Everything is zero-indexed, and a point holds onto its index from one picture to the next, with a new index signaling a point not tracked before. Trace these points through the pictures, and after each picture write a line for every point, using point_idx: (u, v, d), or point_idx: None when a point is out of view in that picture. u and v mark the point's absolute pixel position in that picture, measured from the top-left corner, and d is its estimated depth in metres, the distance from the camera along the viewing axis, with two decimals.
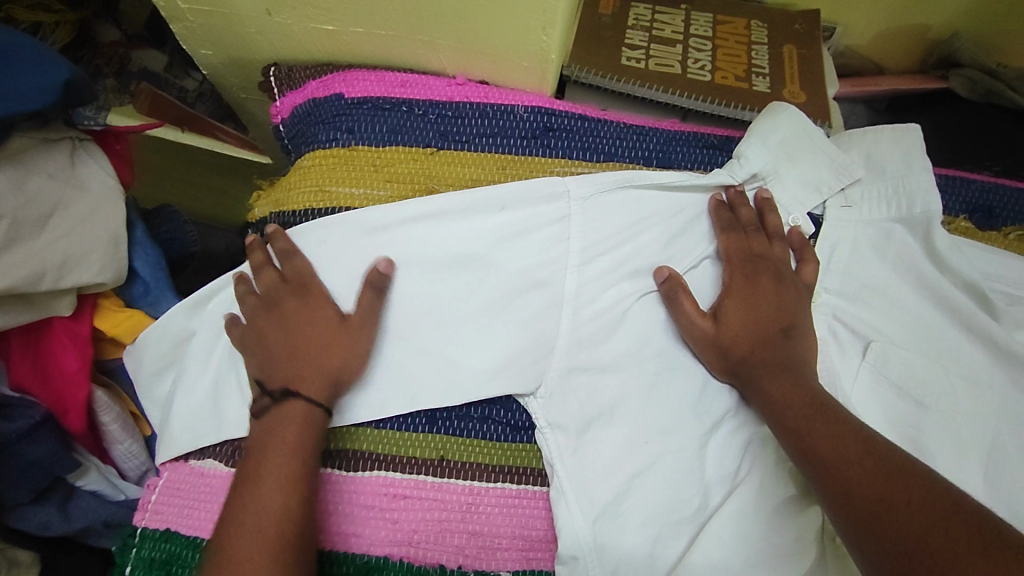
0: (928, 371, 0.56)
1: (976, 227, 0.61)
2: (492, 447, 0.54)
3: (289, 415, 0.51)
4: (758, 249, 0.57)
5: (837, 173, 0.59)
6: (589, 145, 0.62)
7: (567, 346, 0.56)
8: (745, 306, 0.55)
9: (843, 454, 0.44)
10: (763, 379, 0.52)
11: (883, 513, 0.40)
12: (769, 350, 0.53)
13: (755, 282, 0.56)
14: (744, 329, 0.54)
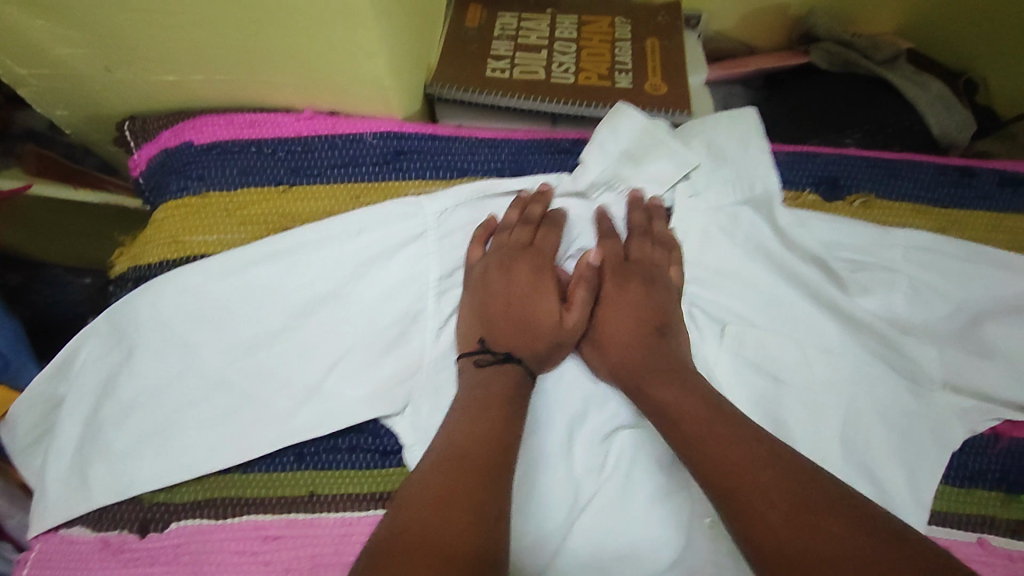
0: (779, 347, 0.59)
1: (823, 199, 0.63)
2: (361, 474, 0.55)
3: (512, 325, 0.57)
4: (639, 254, 0.59)
5: (678, 164, 0.61)
6: (442, 164, 0.62)
7: (434, 366, 0.57)
8: (626, 313, 0.57)
9: (723, 447, 0.46)
10: (651, 384, 0.53)
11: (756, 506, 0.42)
12: (653, 355, 0.55)
13: (625, 285, 0.58)
14: (629, 334, 0.56)
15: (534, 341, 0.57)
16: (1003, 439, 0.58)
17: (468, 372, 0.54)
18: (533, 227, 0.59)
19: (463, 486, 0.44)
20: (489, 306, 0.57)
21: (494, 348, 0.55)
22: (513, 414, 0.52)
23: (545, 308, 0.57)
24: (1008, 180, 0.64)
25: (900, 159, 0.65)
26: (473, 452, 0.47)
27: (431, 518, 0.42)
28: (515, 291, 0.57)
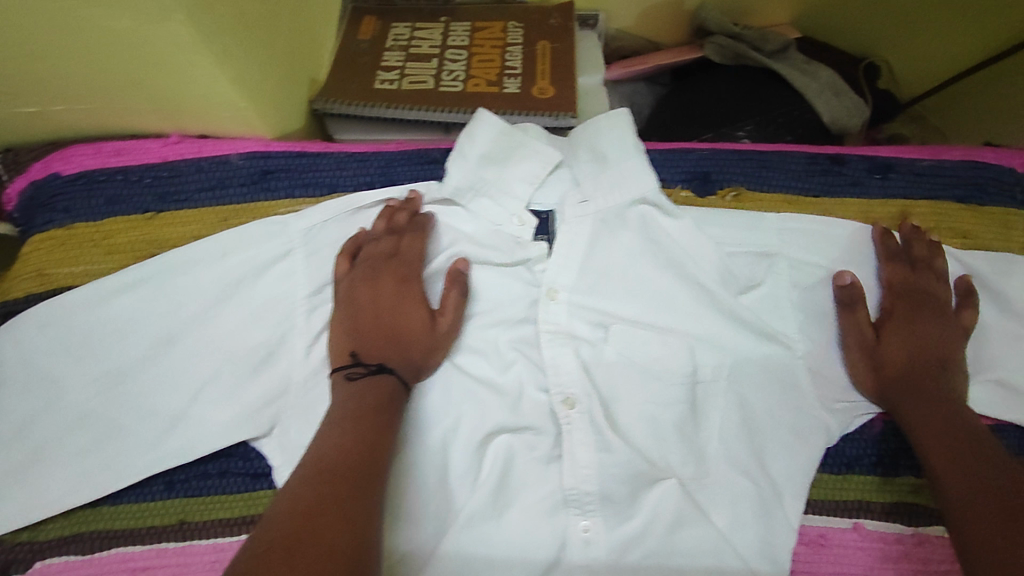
0: (655, 346, 0.59)
1: (696, 195, 0.64)
2: (231, 499, 0.55)
3: (383, 334, 0.56)
4: (926, 286, 0.60)
5: (545, 164, 0.62)
6: (311, 181, 0.63)
7: (302, 387, 0.56)
8: (912, 340, 0.59)
9: (953, 460, 0.51)
10: (908, 403, 0.56)
11: (972, 519, 0.48)
12: (927, 376, 0.57)
13: (921, 319, 0.59)
14: (905, 359, 0.58)
15: (404, 351, 0.56)
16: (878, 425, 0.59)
17: (339, 389, 0.53)
18: (398, 236, 0.60)
19: (334, 505, 0.43)
20: (359, 318, 0.56)
21: (364, 360, 0.54)
22: (385, 422, 0.50)
23: (412, 317, 0.57)
24: (878, 167, 0.65)
25: (772, 151, 0.66)
26: (342, 469, 0.45)
27: (301, 545, 0.39)
28: (381, 301, 0.57)
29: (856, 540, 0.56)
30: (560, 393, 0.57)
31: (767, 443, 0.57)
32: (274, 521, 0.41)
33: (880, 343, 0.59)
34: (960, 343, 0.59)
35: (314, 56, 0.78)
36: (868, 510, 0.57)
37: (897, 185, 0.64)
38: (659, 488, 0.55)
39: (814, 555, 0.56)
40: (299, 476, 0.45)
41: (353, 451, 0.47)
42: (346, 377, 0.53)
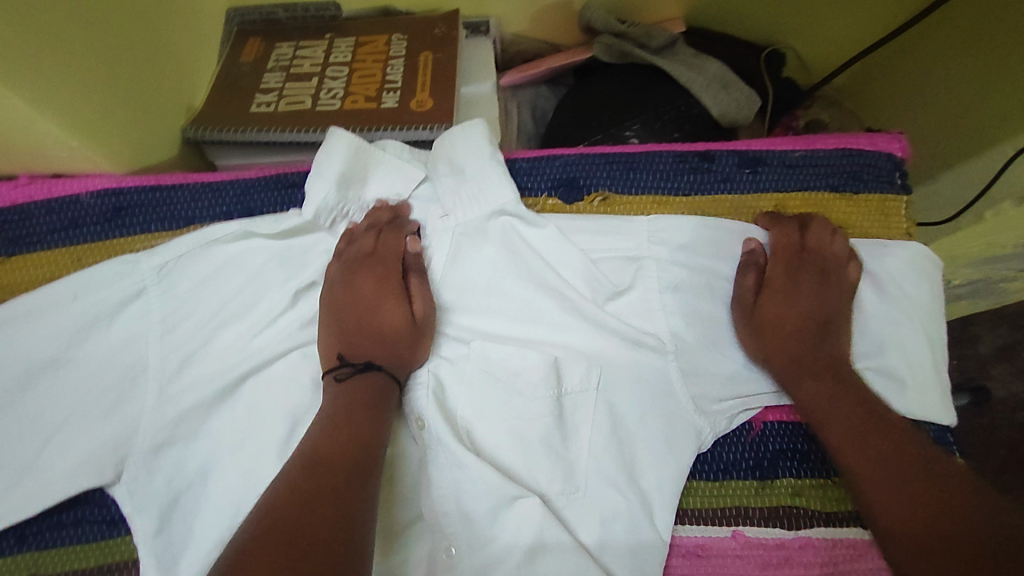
0: (522, 360, 0.57)
1: (564, 203, 0.62)
2: (86, 548, 0.53)
3: (339, 336, 0.55)
4: (810, 246, 0.60)
5: (407, 180, 0.59)
6: (166, 215, 0.61)
7: (153, 429, 0.54)
8: (791, 299, 0.58)
9: (856, 450, 0.51)
10: (805, 384, 0.55)
11: (887, 513, 0.49)
12: (816, 355, 0.56)
13: (802, 282, 0.59)
14: (790, 324, 0.57)
15: (412, 344, 0.55)
16: (756, 429, 0.58)
17: (329, 391, 0.53)
18: (377, 233, 0.59)
19: (330, 493, 0.44)
20: (345, 324, 0.56)
21: (349, 362, 0.54)
22: (381, 414, 0.52)
23: (388, 319, 0.55)
24: (747, 161, 0.63)
25: (640, 151, 0.64)
26: (332, 461, 0.47)
27: (303, 530, 0.41)
28: (364, 296, 0.57)
29: (735, 549, 0.54)
30: (417, 415, 0.55)
31: (640, 456, 0.55)
32: (270, 508, 0.43)
33: (762, 305, 0.58)
34: (840, 299, 0.58)
35: (186, 82, 0.76)
36: (747, 517, 0.55)
37: (768, 179, 0.63)
38: (521, 505, 0.51)
39: (693, 566, 0.54)
40: (292, 467, 0.47)
41: (346, 442, 0.48)
42: (334, 378, 0.53)
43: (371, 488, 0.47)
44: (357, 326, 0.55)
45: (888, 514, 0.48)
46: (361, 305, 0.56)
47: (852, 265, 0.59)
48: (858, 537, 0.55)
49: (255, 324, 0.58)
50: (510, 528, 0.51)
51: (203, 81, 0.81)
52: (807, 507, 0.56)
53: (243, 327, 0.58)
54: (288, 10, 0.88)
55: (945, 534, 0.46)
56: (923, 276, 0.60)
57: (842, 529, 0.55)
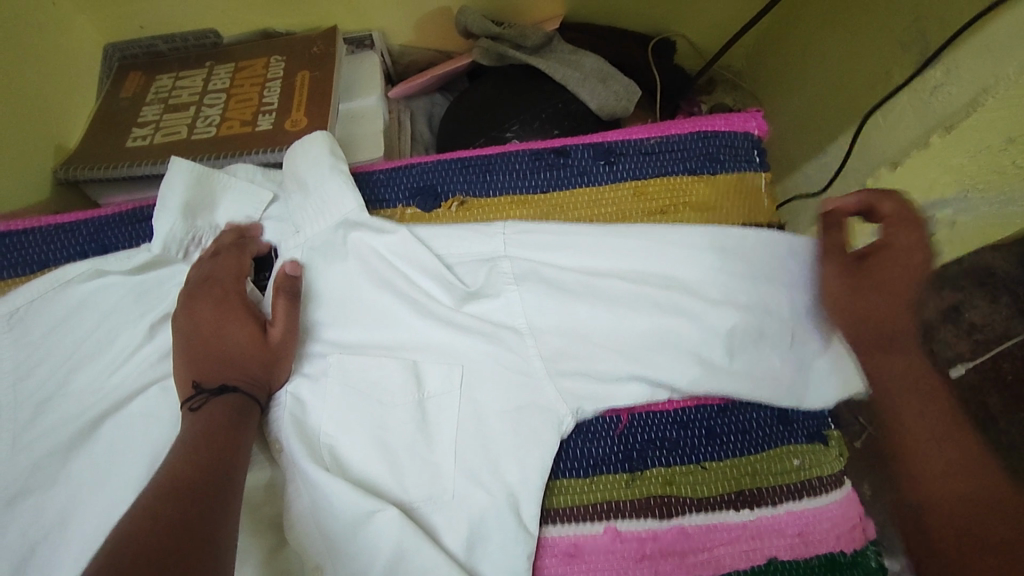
0: (386, 370, 0.56)
1: (422, 211, 0.63)
2: None
3: (191, 363, 0.53)
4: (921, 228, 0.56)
5: (254, 202, 0.61)
6: (19, 260, 0.61)
7: (6, 481, 0.53)
8: (891, 268, 0.55)
9: (907, 386, 0.55)
10: (879, 359, 0.56)
11: (906, 424, 0.54)
12: (892, 322, 0.55)
13: (907, 247, 0.56)
14: (894, 279, 0.55)
15: (265, 363, 0.54)
16: (624, 422, 0.57)
17: (184, 422, 0.51)
18: (216, 258, 0.58)
19: (194, 518, 0.43)
20: (193, 349, 0.54)
21: (204, 388, 0.52)
22: (241, 435, 0.51)
23: (236, 340, 0.54)
24: (602, 153, 0.63)
25: (497, 153, 0.64)
26: (195, 486, 0.45)
27: (172, 560, 0.40)
28: (210, 322, 0.54)
29: (607, 544, 0.53)
30: (277, 437, 0.55)
31: (504, 452, 0.54)
32: (129, 540, 0.40)
33: (862, 269, 0.56)
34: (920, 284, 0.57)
35: (55, 124, 0.76)
36: (619, 511, 0.54)
37: (625, 168, 0.63)
38: (378, 516, 0.50)
39: (565, 565, 0.53)
40: (146, 497, 0.44)
41: (201, 466, 0.47)
42: (188, 409, 0.51)
43: (231, 513, 0.46)
44: (209, 347, 0.54)
45: (918, 453, 0.52)
46: (217, 327, 0.54)
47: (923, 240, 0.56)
48: (732, 520, 0.54)
49: (111, 362, 0.58)
50: (372, 541, 0.50)
51: (78, 119, 0.80)
52: (680, 495, 0.55)
53: (98, 367, 0.57)
54: (167, 41, 0.87)
55: (984, 487, 0.49)
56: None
57: (717, 514, 0.54)
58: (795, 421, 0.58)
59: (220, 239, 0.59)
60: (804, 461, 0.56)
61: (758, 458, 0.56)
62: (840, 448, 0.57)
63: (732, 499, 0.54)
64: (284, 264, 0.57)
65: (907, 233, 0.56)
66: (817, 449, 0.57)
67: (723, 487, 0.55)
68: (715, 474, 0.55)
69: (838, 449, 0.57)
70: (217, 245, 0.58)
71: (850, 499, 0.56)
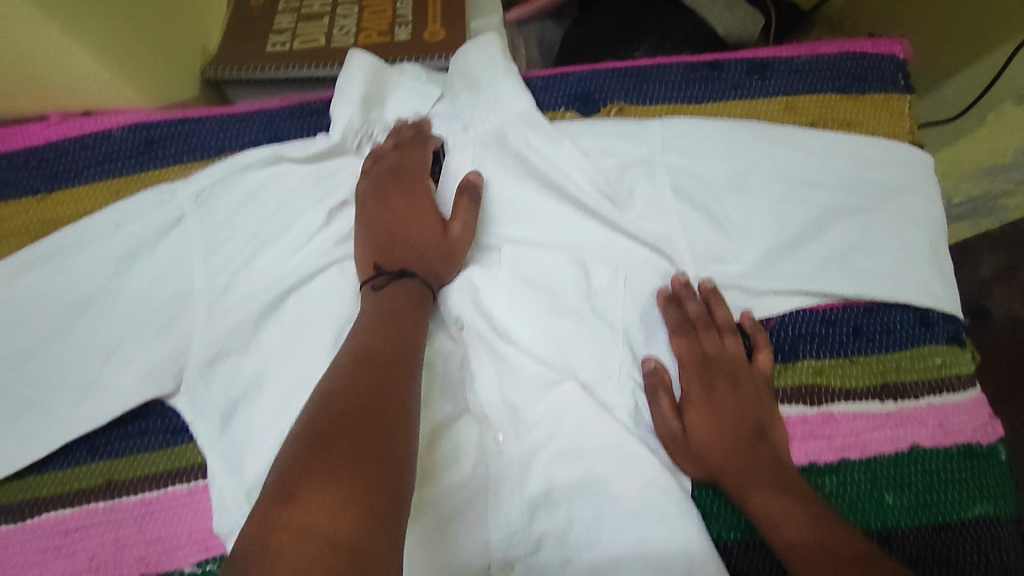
0: (552, 260, 0.60)
1: (581, 114, 0.65)
2: (156, 455, 0.57)
3: (373, 247, 0.58)
4: (714, 352, 0.57)
5: (424, 98, 0.64)
6: (197, 146, 0.64)
7: (205, 346, 0.58)
8: (718, 416, 0.55)
9: (776, 507, 0.50)
10: (746, 485, 0.52)
11: (790, 534, 0.49)
12: (744, 451, 0.54)
13: (716, 402, 0.56)
14: (719, 440, 0.54)
15: (440, 254, 0.57)
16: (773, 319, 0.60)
17: (367, 300, 0.55)
18: (400, 151, 0.62)
19: (384, 386, 0.46)
20: (377, 237, 0.58)
21: (385, 270, 0.56)
22: (420, 325, 0.53)
23: (414, 231, 0.58)
24: (755, 68, 0.66)
25: (652, 65, 0.67)
26: (384, 355, 0.49)
27: (368, 417, 0.43)
28: (391, 211, 0.58)
29: None
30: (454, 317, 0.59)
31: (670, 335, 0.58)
32: (331, 399, 0.44)
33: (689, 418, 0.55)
34: (767, 410, 0.56)
35: (199, 25, 0.78)
36: None
37: (777, 83, 0.65)
38: (560, 389, 0.57)
39: None
40: (339, 368, 0.48)
41: (382, 348, 0.49)
42: (371, 287, 0.56)
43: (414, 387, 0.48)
44: (396, 237, 0.57)
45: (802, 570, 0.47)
46: (396, 216, 0.58)
47: (762, 356, 0.58)
48: (877, 409, 0.58)
49: (293, 243, 0.62)
50: (552, 409, 0.57)
51: (215, 22, 0.81)
52: (828, 384, 0.59)
53: (283, 246, 0.61)
54: None
55: None
56: (923, 190, 0.62)
57: (862, 403, 0.59)
58: (934, 323, 0.60)
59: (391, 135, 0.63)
60: (945, 360, 0.60)
61: (901, 355, 0.60)
62: (971, 350, 0.61)
63: (876, 390, 0.59)
64: (469, 174, 0.60)
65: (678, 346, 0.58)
66: (955, 349, 0.60)
67: (872, 379, 0.59)
68: (861, 368, 0.59)
69: (970, 352, 0.61)
70: (396, 138, 0.63)
71: (981, 398, 0.60)
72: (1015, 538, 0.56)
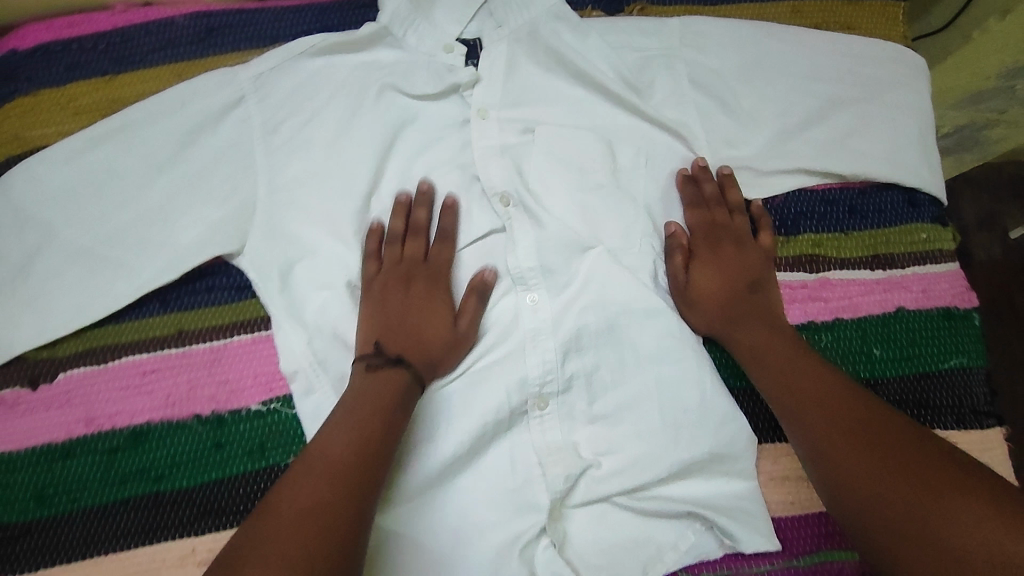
0: (582, 141, 0.66)
1: (606, 13, 0.72)
2: (223, 308, 0.63)
3: (376, 327, 0.60)
4: (722, 221, 0.66)
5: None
6: (253, 34, 0.69)
7: (264, 212, 0.63)
8: (720, 271, 0.64)
9: (785, 374, 0.58)
10: (745, 337, 0.62)
11: (810, 427, 0.54)
12: (744, 307, 0.63)
13: (720, 254, 0.65)
14: (722, 295, 0.64)
15: (438, 338, 0.60)
16: (777, 199, 0.68)
17: (358, 379, 0.56)
18: (422, 236, 0.64)
19: (350, 498, 0.47)
20: (381, 321, 0.60)
21: (388, 351, 0.58)
22: (396, 413, 0.54)
23: (424, 323, 0.61)
24: None
25: None
26: (352, 466, 0.49)
27: (318, 521, 0.45)
28: (406, 304, 0.62)
29: None
30: (495, 190, 0.65)
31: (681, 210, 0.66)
32: (279, 510, 0.45)
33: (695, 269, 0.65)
34: (764, 267, 0.65)
35: None
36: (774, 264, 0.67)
37: None
38: (589, 254, 0.64)
39: None
40: (303, 467, 0.49)
41: (347, 449, 0.50)
42: (365, 365, 0.57)
43: (377, 483, 0.50)
44: (416, 330, 0.60)
45: (819, 459, 0.53)
46: (405, 295, 0.62)
47: (764, 232, 0.66)
48: (867, 277, 0.66)
49: (342, 124, 0.65)
50: (581, 272, 0.64)
51: None
52: (826, 255, 0.67)
53: (334, 126, 0.65)
54: None
55: (887, 480, 0.48)
56: (919, 87, 0.68)
57: (855, 271, 0.67)
58: (921, 205, 0.68)
59: (417, 125, 0.67)
60: (929, 236, 0.68)
61: (891, 231, 0.67)
62: (954, 231, 0.69)
63: (867, 261, 0.67)
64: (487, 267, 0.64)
65: (689, 218, 0.66)
66: (938, 227, 0.68)
67: (863, 252, 0.67)
68: (855, 241, 0.67)
69: (953, 231, 0.69)
70: (409, 217, 0.65)
71: (962, 271, 0.67)
72: (984, 387, 0.65)
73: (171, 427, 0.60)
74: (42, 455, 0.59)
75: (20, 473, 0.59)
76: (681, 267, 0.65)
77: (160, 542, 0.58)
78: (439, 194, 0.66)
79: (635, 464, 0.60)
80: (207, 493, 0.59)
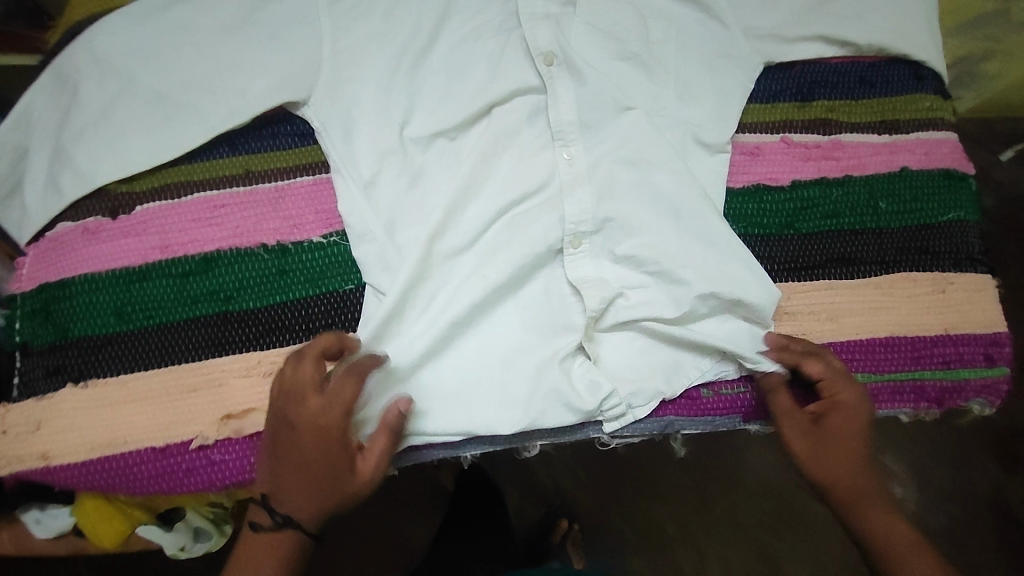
0: (620, 13, 0.72)
1: None
2: (287, 152, 0.69)
3: (273, 463, 0.57)
4: (837, 375, 0.63)
5: None
6: None
7: (327, 69, 0.67)
8: (836, 437, 0.61)
9: (877, 534, 0.60)
10: (853, 505, 0.61)
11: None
12: (853, 465, 0.61)
13: (841, 420, 0.62)
14: (843, 467, 0.61)
15: (327, 483, 0.56)
16: (796, 69, 0.75)
17: (251, 537, 0.58)
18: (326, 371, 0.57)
19: None
20: (279, 458, 0.57)
21: (274, 513, 0.57)
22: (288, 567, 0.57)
23: (316, 459, 0.56)
24: None
25: None
26: None
27: None
28: (300, 435, 0.56)
29: (783, 148, 0.73)
30: (542, 53, 0.69)
31: (711, 78, 0.71)
32: None
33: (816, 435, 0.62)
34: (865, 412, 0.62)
35: None
36: (792, 126, 0.73)
37: None
38: (627, 115, 0.69)
39: (750, 159, 0.72)
40: None
41: None
42: (254, 523, 0.58)
43: None
44: (291, 450, 0.56)
45: None
46: (300, 434, 0.56)
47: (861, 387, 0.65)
48: (875, 140, 0.74)
49: None
50: (619, 130, 0.69)
51: None
52: (838, 119, 0.74)
53: None
54: None
55: None
56: None
57: (863, 134, 0.74)
58: (925, 78, 0.75)
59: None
60: (932, 105, 0.75)
61: (897, 100, 0.75)
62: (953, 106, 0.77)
63: (876, 126, 0.74)
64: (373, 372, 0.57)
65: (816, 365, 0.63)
66: (941, 99, 0.76)
67: (871, 118, 0.74)
68: (865, 108, 0.74)
69: (951, 105, 0.77)
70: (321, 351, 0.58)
71: (959, 139, 0.75)
72: (977, 238, 0.72)
73: (240, 254, 0.65)
74: (119, 278, 0.64)
75: (100, 291, 0.64)
76: (788, 411, 0.63)
77: (228, 355, 0.63)
78: (432, 168, 0.68)
79: (662, 294, 0.66)
80: (272, 314, 0.65)
